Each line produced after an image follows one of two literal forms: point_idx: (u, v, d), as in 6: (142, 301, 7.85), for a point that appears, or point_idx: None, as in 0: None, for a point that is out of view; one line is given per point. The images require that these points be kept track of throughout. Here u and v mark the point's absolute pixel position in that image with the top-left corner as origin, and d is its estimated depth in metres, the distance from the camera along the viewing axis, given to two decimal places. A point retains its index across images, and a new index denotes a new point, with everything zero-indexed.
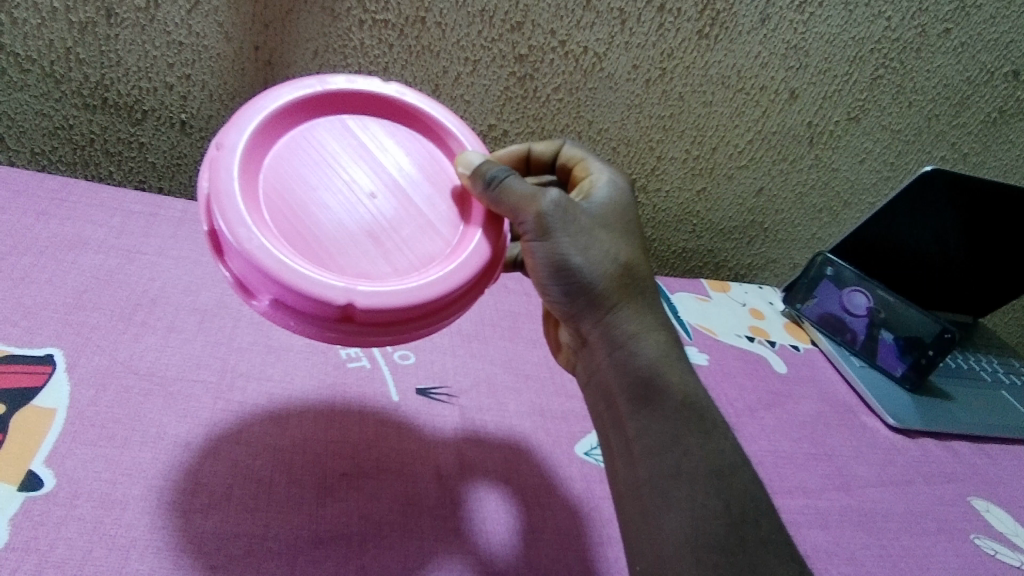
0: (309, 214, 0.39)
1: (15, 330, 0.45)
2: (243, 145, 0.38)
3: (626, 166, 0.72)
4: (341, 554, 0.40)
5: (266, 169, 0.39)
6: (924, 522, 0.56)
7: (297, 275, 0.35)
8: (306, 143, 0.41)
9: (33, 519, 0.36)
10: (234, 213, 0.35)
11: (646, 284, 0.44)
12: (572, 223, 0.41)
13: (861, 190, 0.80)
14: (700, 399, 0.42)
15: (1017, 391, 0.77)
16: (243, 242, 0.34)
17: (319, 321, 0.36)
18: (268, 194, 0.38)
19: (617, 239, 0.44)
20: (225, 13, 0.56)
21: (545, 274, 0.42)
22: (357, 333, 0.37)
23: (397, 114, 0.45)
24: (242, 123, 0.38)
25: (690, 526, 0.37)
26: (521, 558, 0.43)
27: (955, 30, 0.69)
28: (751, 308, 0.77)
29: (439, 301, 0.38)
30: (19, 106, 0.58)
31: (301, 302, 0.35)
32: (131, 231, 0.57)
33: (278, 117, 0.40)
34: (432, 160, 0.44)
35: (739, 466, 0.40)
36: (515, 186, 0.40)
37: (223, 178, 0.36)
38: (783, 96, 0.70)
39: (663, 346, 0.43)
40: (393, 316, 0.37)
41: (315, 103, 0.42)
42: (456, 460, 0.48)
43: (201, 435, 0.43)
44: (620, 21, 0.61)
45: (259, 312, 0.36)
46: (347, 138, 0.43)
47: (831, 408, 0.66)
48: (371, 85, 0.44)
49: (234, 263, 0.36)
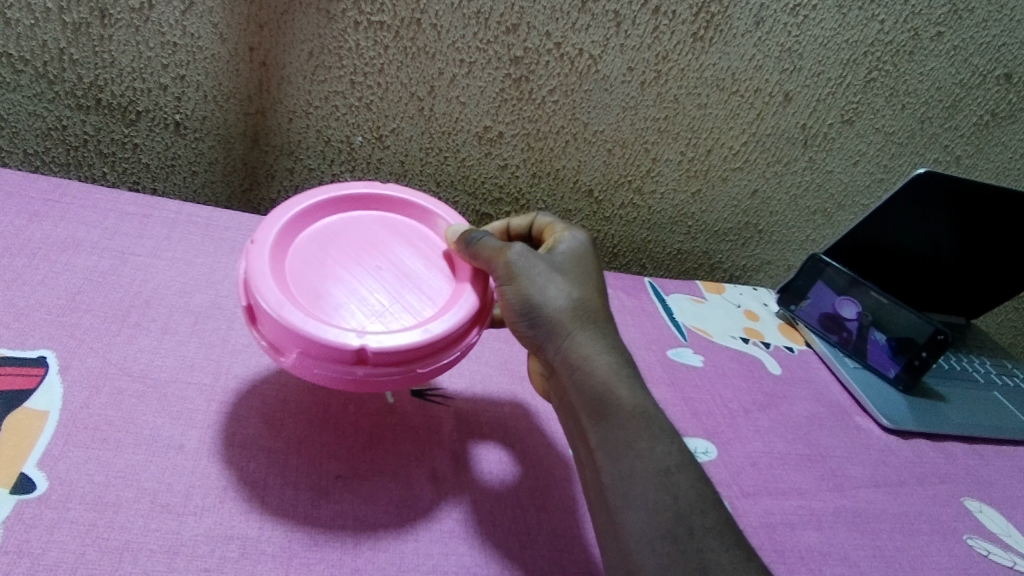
0: (330, 288, 0.42)
1: (7, 332, 0.45)
2: (271, 238, 0.42)
3: (621, 167, 0.73)
4: (335, 557, 0.40)
5: (291, 255, 0.43)
6: (917, 522, 0.56)
7: (318, 327, 0.38)
8: (324, 236, 0.46)
9: (25, 522, 0.36)
10: (265, 287, 0.39)
11: (603, 317, 0.45)
12: (536, 269, 0.44)
13: (854, 192, 0.81)
14: (652, 410, 0.41)
15: (1009, 392, 0.77)
16: (273, 307, 0.38)
17: (340, 369, 0.38)
18: (293, 272, 0.42)
19: (577, 281, 0.45)
20: (220, 14, 0.56)
21: (514, 315, 0.44)
22: (374, 376, 0.39)
23: (396, 206, 0.50)
24: (269, 223, 0.43)
25: (642, 524, 0.37)
26: (517, 560, 0.43)
27: (948, 34, 0.69)
28: (746, 309, 0.78)
29: (446, 338, 0.40)
30: (12, 106, 0.58)
31: (322, 350, 0.38)
32: (125, 233, 0.56)
33: (298, 218, 0.45)
34: (429, 242, 0.48)
35: (686, 465, 0.39)
36: (487, 241, 0.44)
37: (257, 263, 0.40)
38: (777, 99, 0.70)
39: (616, 364, 0.42)
40: (406, 357, 0.39)
41: (327, 205, 0.47)
42: (451, 462, 0.47)
43: (196, 437, 0.43)
44: (614, 23, 0.61)
45: (288, 367, 0.38)
46: (359, 231, 0.47)
47: (825, 410, 0.66)
48: (377, 187, 0.49)
49: (266, 329, 0.39)
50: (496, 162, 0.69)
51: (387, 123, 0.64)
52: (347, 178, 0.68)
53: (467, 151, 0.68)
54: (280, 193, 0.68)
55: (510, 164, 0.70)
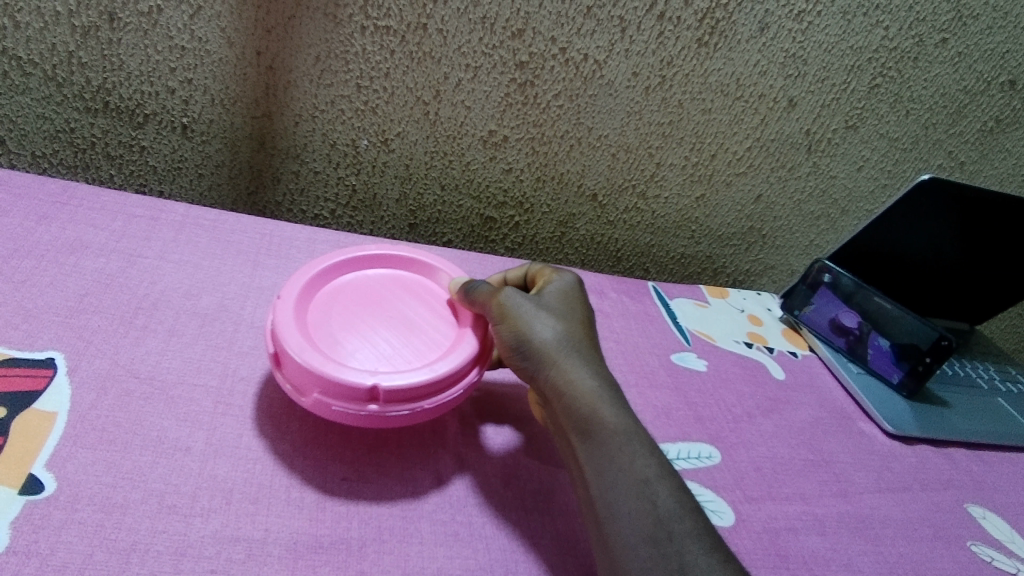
0: (346, 338, 0.46)
1: (16, 334, 0.45)
2: (296, 292, 0.47)
3: (626, 172, 0.73)
4: (339, 559, 0.39)
5: (312, 309, 0.48)
6: (921, 529, 0.56)
7: (336, 368, 0.41)
8: (343, 292, 0.51)
9: (34, 523, 0.36)
10: (290, 335, 0.43)
11: (591, 349, 0.45)
12: (525, 306, 0.46)
13: (858, 198, 0.81)
14: (633, 425, 0.41)
15: (1014, 399, 0.77)
16: (296, 351, 0.42)
17: (354, 406, 0.41)
18: (314, 324, 0.46)
19: (566, 317, 0.46)
20: (228, 18, 0.56)
21: (507, 352, 0.45)
22: (385, 412, 0.42)
23: (404, 265, 0.55)
24: (294, 280, 0.48)
25: (625, 531, 0.37)
26: (521, 563, 0.42)
27: (952, 40, 0.70)
28: (750, 314, 0.78)
29: (450, 378, 0.44)
30: (20, 109, 0.58)
31: (338, 388, 0.41)
32: (132, 235, 0.57)
33: (319, 276, 0.50)
34: (434, 295, 0.53)
35: (664, 475, 0.39)
36: (483, 288, 0.48)
37: (283, 314, 0.44)
38: (782, 104, 0.71)
39: (601, 385, 0.43)
40: (414, 394, 0.42)
41: (344, 265, 0.52)
42: (456, 465, 0.48)
43: (202, 439, 0.43)
44: (620, 28, 0.62)
45: (309, 406, 0.42)
46: (374, 287, 0.52)
47: (829, 415, 0.66)
48: (389, 250, 0.55)
49: (290, 373, 0.43)
50: (501, 165, 0.70)
51: (392, 127, 0.65)
52: (352, 182, 0.68)
53: (472, 155, 0.68)
54: (285, 197, 0.68)
55: (514, 167, 0.70)
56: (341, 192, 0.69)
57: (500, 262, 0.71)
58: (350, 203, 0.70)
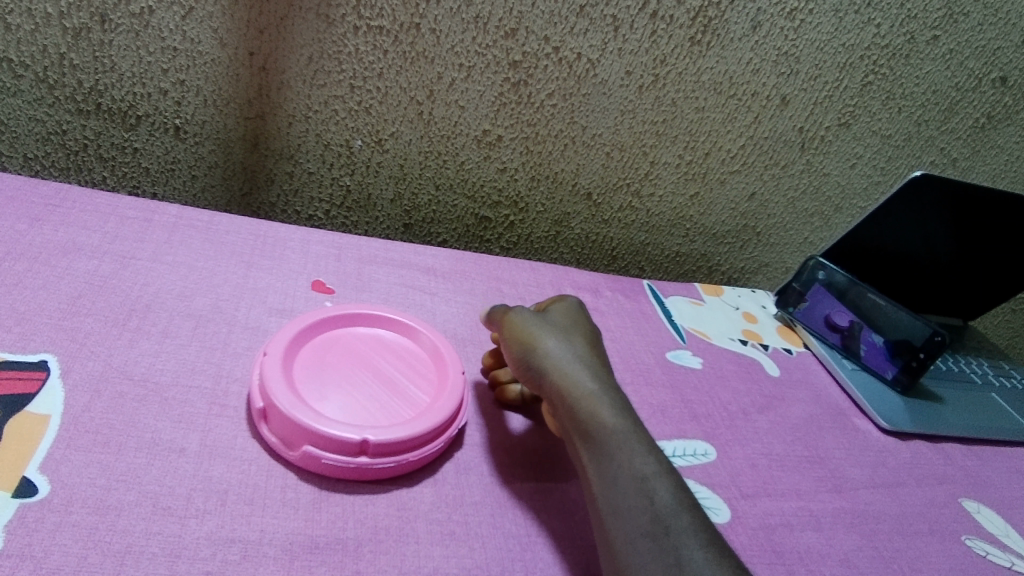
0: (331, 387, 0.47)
1: (9, 337, 0.45)
2: (282, 348, 0.48)
3: (620, 170, 0.73)
4: (335, 559, 0.39)
5: (298, 361, 0.48)
6: (916, 523, 0.56)
7: (326, 424, 0.43)
8: (327, 343, 0.52)
9: (28, 526, 0.36)
10: (278, 392, 0.44)
11: (596, 358, 0.47)
12: (533, 324, 0.49)
13: (852, 194, 0.81)
14: (631, 426, 0.42)
15: (1007, 393, 0.77)
16: (285, 409, 0.43)
17: (343, 459, 0.43)
18: (301, 376, 0.47)
19: (571, 332, 0.49)
20: (220, 19, 0.56)
21: (518, 365, 0.48)
22: (373, 464, 0.43)
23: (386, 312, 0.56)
24: (280, 336, 0.49)
25: (625, 527, 0.37)
26: (518, 561, 0.42)
27: (944, 37, 0.70)
28: (744, 312, 0.79)
29: (433, 430, 0.46)
30: (12, 112, 0.58)
31: (328, 443, 0.42)
32: (126, 237, 0.57)
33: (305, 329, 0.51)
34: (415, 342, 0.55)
35: (660, 471, 0.39)
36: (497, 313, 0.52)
37: (271, 371, 0.45)
38: (775, 102, 0.71)
39: (600, 388, 0.44)
40: (400, 447, 0.44)
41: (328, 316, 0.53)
42: (451, 466, 0.48)
43: (197, 441, 0.43)
44: (612, 28, 0.62)
45: (298, 460, 0.43)
46: (358, 337, 0.53)
47: (824, 411, 0.67)
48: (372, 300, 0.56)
49: (278, 428, 0.44)
50: (495, 165, 0.70)
51: (386, 127, 0.65)
52: (346, 182, 0.68)
53: (466, 154, 0.68)
54: (279, 197, 0.68)
55: (509, 167, 0.70)
56: (335, 192, 0.69)
57: (495, 262, 0.71)
58: (344, 204, 0.70)
